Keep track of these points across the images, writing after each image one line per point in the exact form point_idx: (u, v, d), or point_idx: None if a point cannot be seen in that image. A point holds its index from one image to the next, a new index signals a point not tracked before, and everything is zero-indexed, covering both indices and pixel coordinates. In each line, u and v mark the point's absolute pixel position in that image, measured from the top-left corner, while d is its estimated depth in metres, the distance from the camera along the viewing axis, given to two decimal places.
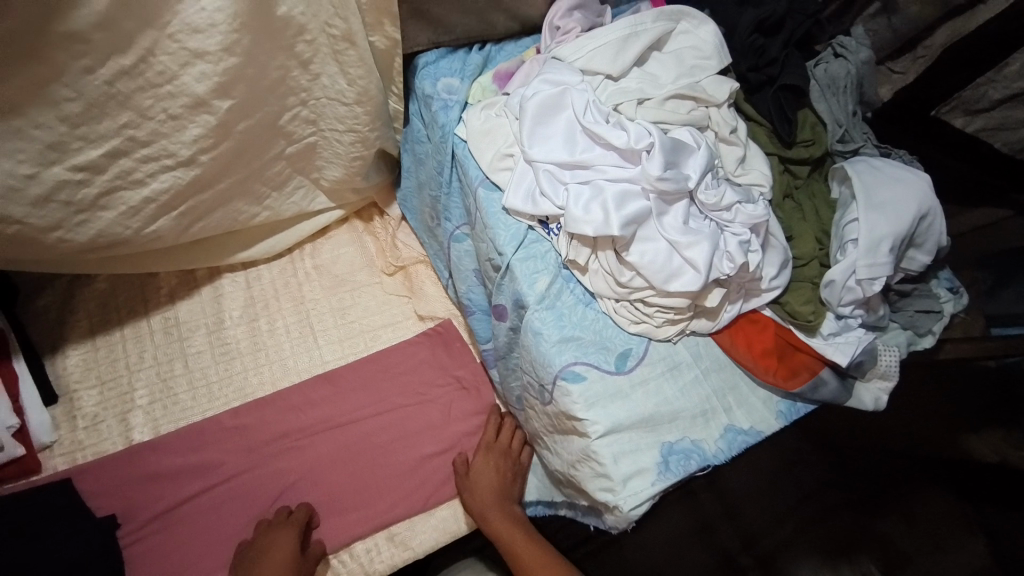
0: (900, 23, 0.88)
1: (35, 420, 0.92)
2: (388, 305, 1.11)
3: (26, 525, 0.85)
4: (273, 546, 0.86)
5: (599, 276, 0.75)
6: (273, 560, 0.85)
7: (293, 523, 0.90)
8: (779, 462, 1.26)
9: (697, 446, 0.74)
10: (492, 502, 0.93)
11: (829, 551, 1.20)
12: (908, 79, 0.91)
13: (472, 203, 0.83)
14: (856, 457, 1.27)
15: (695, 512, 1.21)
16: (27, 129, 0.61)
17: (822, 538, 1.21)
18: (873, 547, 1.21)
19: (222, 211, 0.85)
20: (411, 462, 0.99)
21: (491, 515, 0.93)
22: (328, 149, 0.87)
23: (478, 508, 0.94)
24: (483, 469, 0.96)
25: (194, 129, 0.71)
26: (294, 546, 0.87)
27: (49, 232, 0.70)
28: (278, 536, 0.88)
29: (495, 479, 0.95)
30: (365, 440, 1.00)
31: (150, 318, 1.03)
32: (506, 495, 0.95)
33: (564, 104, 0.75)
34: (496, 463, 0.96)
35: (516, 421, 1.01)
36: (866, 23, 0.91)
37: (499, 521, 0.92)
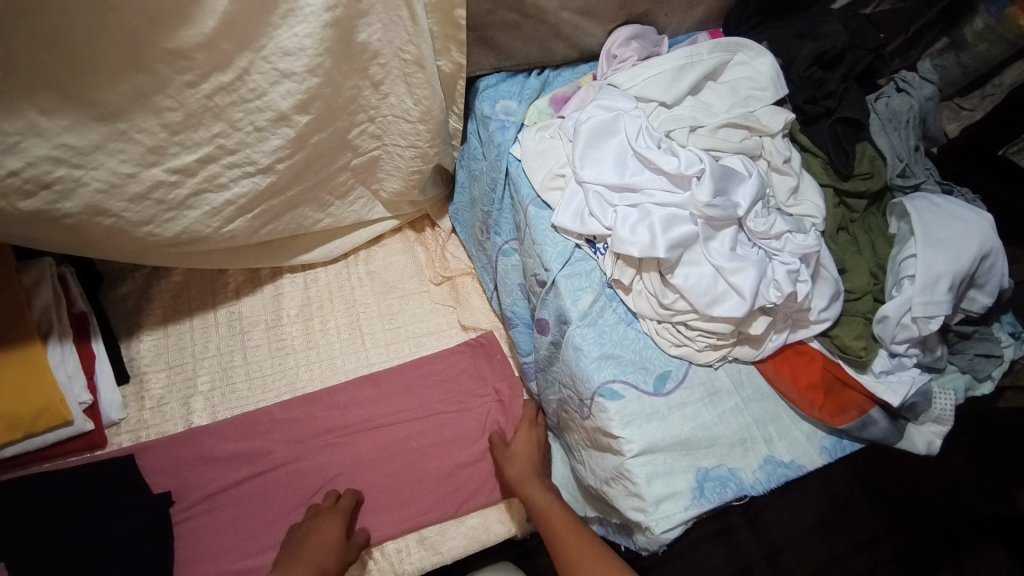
0: (970, 59, 0.92)
1: (107, 397, 0.99)
2: (433, 313, 1.15)
3: (93, 493, 0.94)
4: (320, 527, 0.91)
5: (642, 296, 0.77)
6: (318, 541, 0.88)
7: (342, 508, 0.94)
8: (821, 505, 1.21)
9: (733, 474, 0.73)
10: (529, 469, 0.93)
11: None
12: (975, 115, 0.96)
13: (522, 220, 0.86)
14: (910, 508, 1.21)
15: (735, 553, 1.17)
16: (130, 133, 0.68)
17: None
18: None
19: (288, 216, 0.93)
20: (446, 467, 1.02)
21: (527, 482, 0.91)
22: (390, 162, 0.93)
23: (514, 475, 0.93)
24: (523, 441, 0.98)
25: (275, 141, 0.77)
26: (341, 530, 0.90)
27: (140, 226, 0.76)
28: (327, 519, 0.92)
29: (533, 451, 0.96)
30: (404, 443, 1.03)
31: (216, 311, 1.10)
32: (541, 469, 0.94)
33: (616, 128, 0.78)
34: (536, 438, 0.98)
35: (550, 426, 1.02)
36: (933, 56, 0.94)
37: (535, 486, 0.90)
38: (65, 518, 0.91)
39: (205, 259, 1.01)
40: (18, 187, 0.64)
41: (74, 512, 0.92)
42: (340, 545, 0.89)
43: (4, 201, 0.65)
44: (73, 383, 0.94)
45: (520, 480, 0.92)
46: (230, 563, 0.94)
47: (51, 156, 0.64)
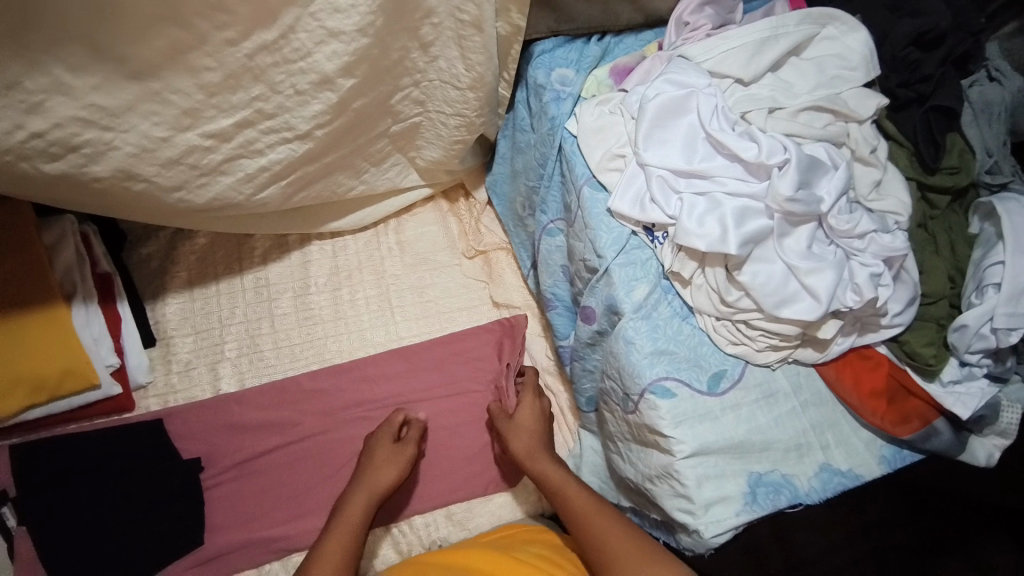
0: None
1: (134, 361, 0.97)
2: (466, 289, 1.11)
3: (120, 457, 0.93)
4: (378, 449, 0.90)
5: (702, 291, 0.72)
6: (374, 459, 0.89)
7: (393, 419, 0.94)
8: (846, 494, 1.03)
9: (787, 481, 0.70)
10: (533, 444, 0.88)
11: None
12: None
13: (573, 200, 0.80)
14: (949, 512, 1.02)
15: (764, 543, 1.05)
16: (164, 93, 0.61)
17: None
18: None
19: (322, 182, 0.88)
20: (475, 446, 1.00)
21: (534, 458, 0.87)
22: (430, 130, 0.88)
23: (520, 449, 0.88)
24: (527, 413, 0.92)
25: (315, 106, 0.70)
26: (390, 437, 0.91)
27: (171, 192, 0.70)
28: (381, 433, 0.92)
29: (539, 425, 0.91)
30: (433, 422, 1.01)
31: (243, 276, 1.07)
32: (547, 444, 0.89)
33: (688, 107, 0.71)
34: (537, 406, 0.93)
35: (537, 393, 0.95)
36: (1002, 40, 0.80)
37: (543, 459, 0.86)
38: (95, 480, 0.92)
39: (232, 222, 0.96)
40: (43, 150, 0.59)
41: (103, 476, 0.92)
42: (397, 455, 0.89)
43: (29, 164, 0.59)
44: (99, 347, 0.92)
45: (526, 456, 0.87)
46: (260, 530, 0.94)
47: (76, 117, 0.58)
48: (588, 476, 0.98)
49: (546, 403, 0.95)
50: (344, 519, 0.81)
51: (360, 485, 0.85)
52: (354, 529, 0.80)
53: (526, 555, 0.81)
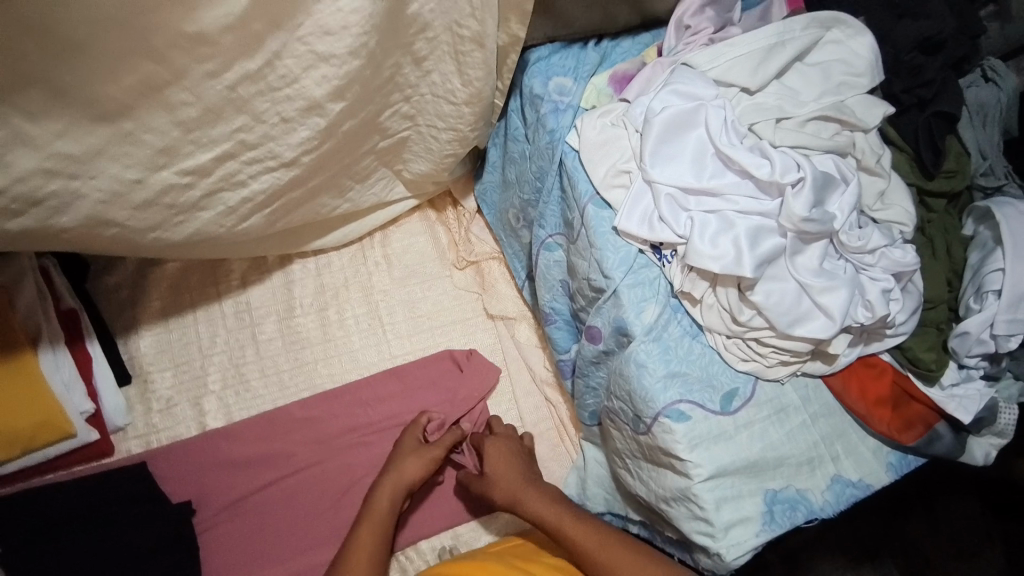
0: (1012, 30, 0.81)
1: (110, 403, 0.88)
2: (459, 301, 1.08)
3: (104, 505, 0.86)
4: (404, 446, 0.91)
5: (713, 311, 0.71)
6: (402, 461, 0.88)
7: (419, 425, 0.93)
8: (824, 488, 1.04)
9: (803, 496, 0.71)
10: (516, 486, 0.85)
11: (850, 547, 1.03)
12: None
13: (576, 218, 0.78)
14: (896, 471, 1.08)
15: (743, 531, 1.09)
16: (137, 132, 0.55)
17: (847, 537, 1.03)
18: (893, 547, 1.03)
19: (306, 205, 0.83)
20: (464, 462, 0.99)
21: (525, 496, 0.84)
22: (419, 144, 0.84)
23: (506, 492, 0.85)
24: (498, 456, 0.89)
25: (302, 132, 0.64)
26: (418, 438, 0.93)
27: (147, 233, 0.64)
28: (407, 438, 0.92)
29: (514, 465, 0.87)
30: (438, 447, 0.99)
31: (221, 301, 1.00)
32: (530, 477, 0.87)
33: (696, 121, 0.69)
34: (508, 447, 0.90)
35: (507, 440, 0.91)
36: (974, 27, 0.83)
37: (530, 494, 0.84)
38: (77, 533, 0.84)
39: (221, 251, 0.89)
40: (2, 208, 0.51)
41: (86, 526, 0.85)
42: (425, 455, 0.88)
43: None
44: (71, 393, 0.83)
45: (512, 500, 0.84)
46: (259, 570, 0.90)
47: (42, 166, 0.51)
48: (593, 487, 0.98)
49: (517, 441, 0.92)
50: (368, 517, 0.83)
51: (382, 483, 0.86)
52: (376, 532, 0.81)
53: (541, 568, 0.79)
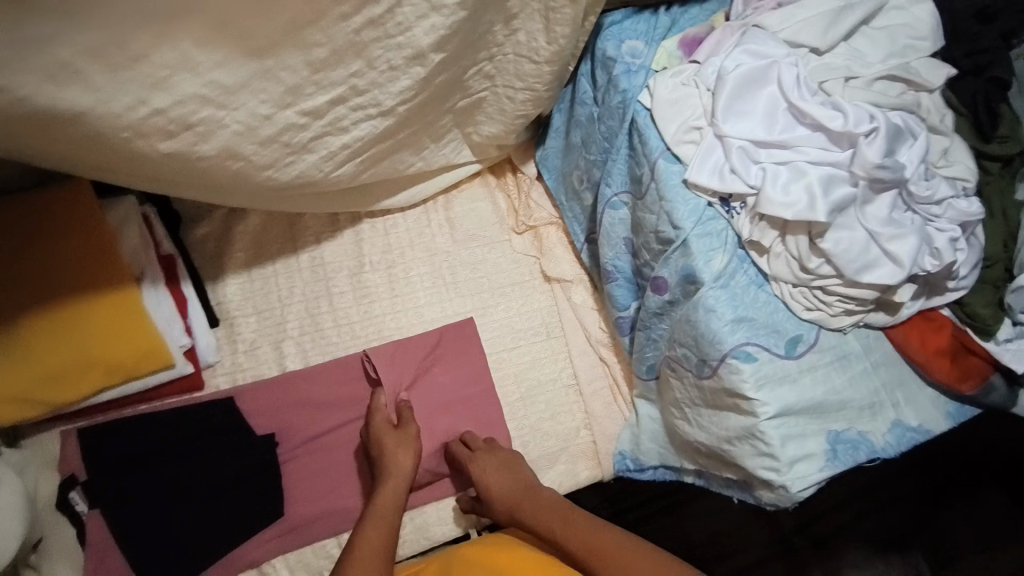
0: None
1: (202, 341, 0.96)
2: (517, 263, 1.13)
3: (187, 438, 0.95)
4: (385, 438, 0.94)
5: (781, 260, 0.74)
6: (394, 463, 0.92)
7: (381, 407, 0.97)
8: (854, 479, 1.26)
9: (864, 438, 0.75)
10: (519, 495, 0.93)
11: (886, 538, 1.21)
12: None
13: (646, 174, 0.81)
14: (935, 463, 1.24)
15: None
16: (274, 70, 0.59)
17: (887, 525, 1.22)
18: (927, 538, 1.21)
19: (388, 160, 0.88)
20: (484, 410, 1.05)
21: (523, 504, 0.92)
22: (493, 105, 0.88)
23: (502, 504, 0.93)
24: (490, 472, 0.94)
25: (404, 81, 0.70)
26: (388, 422, 0.96)
27: (262, 171, 0.70)
28: (378, 421, 0.96)
29: (511, 473, 0.95)
30: (460, 404, 1.05)
31: (298, 255, 1.06)
32: (530, 483, 0.94)
33: (769, 78, 0.72)
34: (496, 462, 0.95)
35: (494, 450, 0.98)
36: None
37: (527, 504, 0.92)
38: (166, 461, 0.94)
39: (289, 201, 0.94)
40: (162, 129, 0.57)
41: (170, 457, 0.94)
42: (404, 441, 0.94)
43: (144, 142, 0.58)
44: (171, 327, 0.91)
45: (511, 511, 0.92)
46: (335, 500, 0.96)
47: (196, 95, 0.56)
48: (647, 439, 1.03)
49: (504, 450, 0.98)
50: (378, 509, 0.89)
51: (386, 481, 0.91)
52: (388, 520, 0.88)
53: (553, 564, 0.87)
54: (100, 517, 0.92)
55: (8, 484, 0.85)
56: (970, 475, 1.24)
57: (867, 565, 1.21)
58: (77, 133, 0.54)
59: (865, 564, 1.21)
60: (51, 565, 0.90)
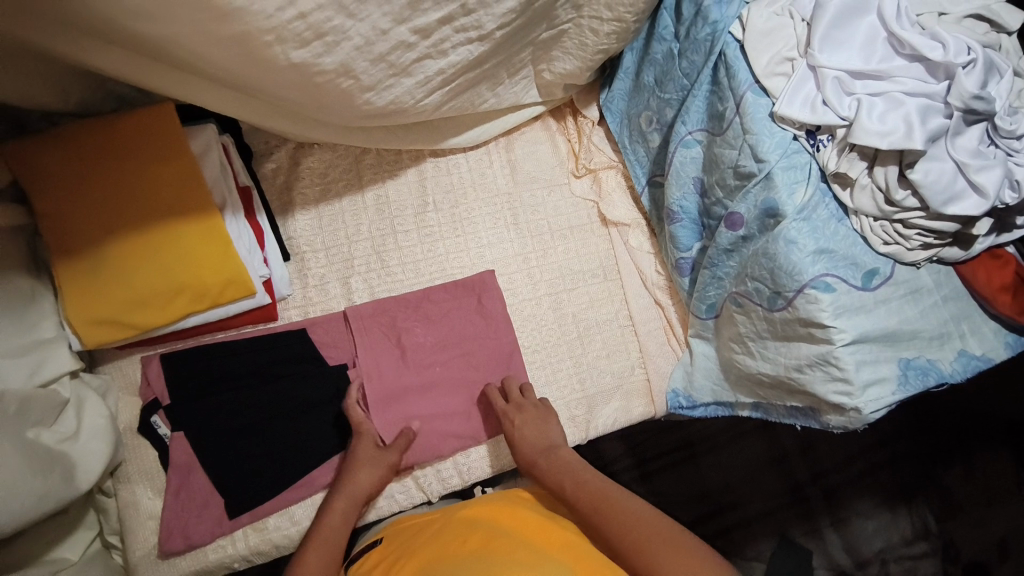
0: None
1: (278, 274, 0.98)
2: (576, 207, 1.15)
3: (272, 364, 0.97)
4: (359, 452, 0.93)
5: (865, 192, 0.76)
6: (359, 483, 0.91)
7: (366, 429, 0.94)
8: (863, 440, 1.43)
9: (933, 365, 0.80)
10: (538, 453, 0.94)
11: (888, 494, 1.41)
12: None
13: (730, 107, 0.83)
14: (935, 421, 1.44)
15: (775, 444, 1.41)
16: None
17: (888, 478, 1.42)
18: (929, 492, 1.41)
19: (467, 93, 0.88)
20: (509, 362, 1.06)
21: (544, 459, 0.93)
22: (573, 39, 0.90)
23: (525, 457, 0.95)
24: (526, 427, 0.96)
25: (508, 2, 0.71)
26: (372, 442, 0.94)
27: (365, 92, 0.71)
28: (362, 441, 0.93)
29: (538, 430, 0.96)
30: (487, 358, 1.05)
31: (364, 193, 1.07)
32: (549, 443, 0.95)
33: (869, 7, 0.75)
34: (532, 417, 0.98)
35: (535, 402, 1.00)
36: None
37: (549, 460, 0.93)
38: (250, 386, 0.96)
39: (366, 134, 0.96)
40: (299, 35, 0.58)
41: (257, 381, 0.97)
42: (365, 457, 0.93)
43: (280, 49, 0.59)
44: (253, 257, 0.93)
45: (530, 465, 0.95)
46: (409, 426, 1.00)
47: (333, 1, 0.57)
48: (701, 377, 1.06)
49: (545, 404, 1.00)
50: (322, 530, 0.87)
51: (338, 500, 0.90)
52: (330, 542, 0.86)
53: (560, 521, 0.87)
54: (183, 439, 0.94)
55: (93, 408, 0.86)
56: (969, 435, 1.42)
57: (873, 514, 1.39)
58: (226, 31, 0.55)
59: (872, 514, 1.39)
60: (132, 487, 0.94)
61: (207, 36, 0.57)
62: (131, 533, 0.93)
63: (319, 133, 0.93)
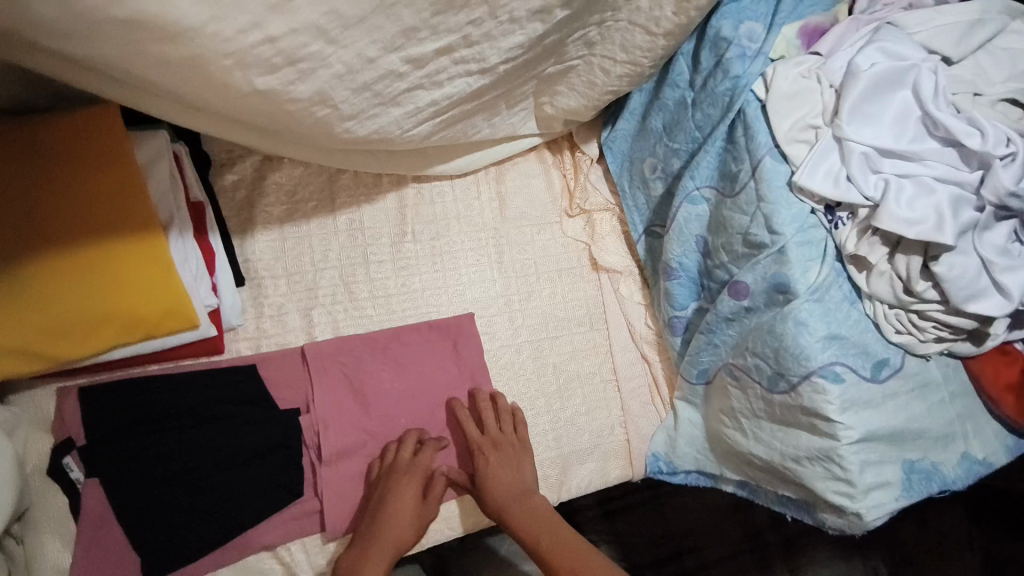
0: None
1: (228, 301, 0.87)
2: (566, 249, 1.07)
3: (210, 404, 0.86)
4: (401, 496, 0.85)
5: (883, 279, 0.71)
6: (388, 527, 0.84)
7: (398, 471, 0.87)
8: None
9: (936, 468, 0.75)
10: (513, 495, 0.88)
11: None
12: None
13: (746, 169, 0.77)
14: None
15: None
16: (397, 6, 0.51)
17: None
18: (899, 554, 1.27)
19: (461, 123, 0.79)
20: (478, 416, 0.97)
21: (517, 503, 0.88)
22: (581, 76, 0.83)
23: (494, 503, 0.88)
24: (497, 468, 0.89)
25: (517, 37, 0.63)
26: (417, 490, 0.86)
27: (344, 121, 0.62)
28: (405, 485, 0.86)
29: (513, 471, 0.90)
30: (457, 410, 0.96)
31: (335, 217, 0.96)
32: (524, 486, 0.90)
33: (906, 81, 0.69)
34: (506, 454, 0.91)
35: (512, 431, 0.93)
36: None
37: (523, 507, 0.88)
38: (184, 430, 0.84)
39: (343, 155, 0.86)
40: (266, 59, 0.49)
41: (192, 424, 0.85)
42: (418, 505, 0.87)
43: (241, 74, 0.50)
44: (199, 285, 0.81)
45: (501, 510, 0.88)
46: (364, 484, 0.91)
47: (312, 24, 0.48)
48: (685, 444, 0.99)
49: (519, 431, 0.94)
50: None
51: (369, 548, 0.82)
52: None
53: None
54: (99, 489, 0.82)
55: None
56: None
57: None
58: (175, 48, 0.46)
59: None
60: (41, 535, 0.81)
61: (150, 51, 0.47)
62: None
63: (290, 150, 0.82)
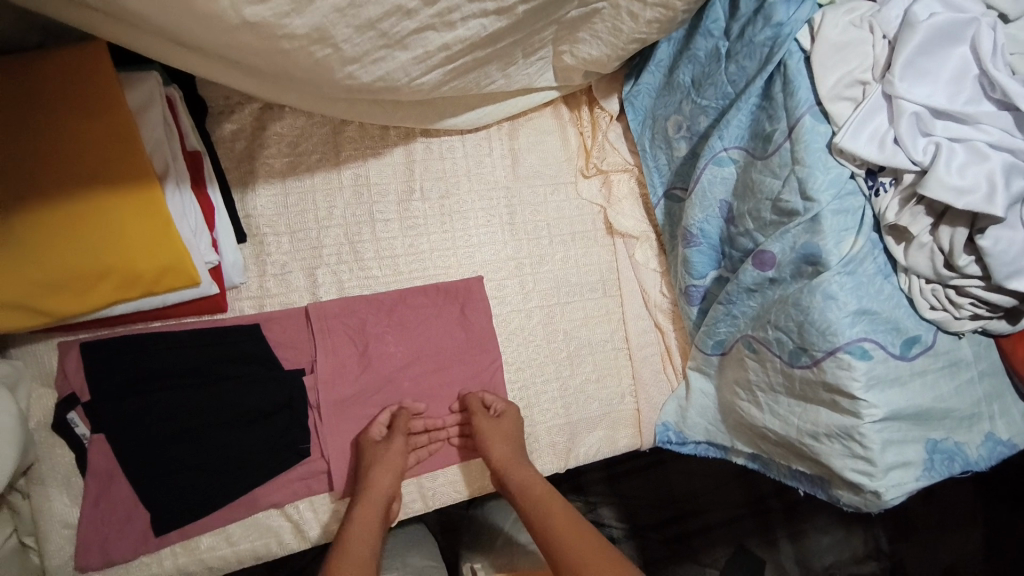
0: None
1: (229, 258, 0.84)
2: (581, 211, 1.02)
3: (214, 362, 0.84)
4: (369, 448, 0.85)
5: (923, 252, 0.66)
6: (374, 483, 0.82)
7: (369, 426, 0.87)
8: None
9: (960, 449, 0.72)
10: (507, 453, 0.86)
11: None
12: None
13: (783, 128, 0.71)
14: None
15: None
16: None
17: None
18: None
19: (473, 71, 0.73)
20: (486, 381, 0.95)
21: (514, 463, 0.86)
22: (606, 21, 0.76)
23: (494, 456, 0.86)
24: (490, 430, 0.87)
25: None
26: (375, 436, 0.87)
27: (346, 65, 0.56)
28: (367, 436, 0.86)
29: (500, 430, 0.88)
30: (466, 373, 0.95)
31: (340, 171, 0.92)
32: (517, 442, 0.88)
33: (967, 35, 0.63)
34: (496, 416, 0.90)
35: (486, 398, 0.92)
36: None
37: (521, 464, 0.85)
38: (188, 387, 0.83)
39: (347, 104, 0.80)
40: None
41: (195, 382, 0.83)
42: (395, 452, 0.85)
43: (227, 4, 0.45)
44: (198, 240, 0.78)
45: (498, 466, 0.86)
46: None
47: None
48: (695, 414, 0.97)
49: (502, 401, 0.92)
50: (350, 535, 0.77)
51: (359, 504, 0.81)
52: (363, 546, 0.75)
53: None
54: (105, 443, 0.81)
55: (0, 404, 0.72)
56: None
57: None
58: None
59: None
60: (45, 490, 0.81)
61: None
62: (44, 536, 0.80)
63: (289, 97, 0.77)
